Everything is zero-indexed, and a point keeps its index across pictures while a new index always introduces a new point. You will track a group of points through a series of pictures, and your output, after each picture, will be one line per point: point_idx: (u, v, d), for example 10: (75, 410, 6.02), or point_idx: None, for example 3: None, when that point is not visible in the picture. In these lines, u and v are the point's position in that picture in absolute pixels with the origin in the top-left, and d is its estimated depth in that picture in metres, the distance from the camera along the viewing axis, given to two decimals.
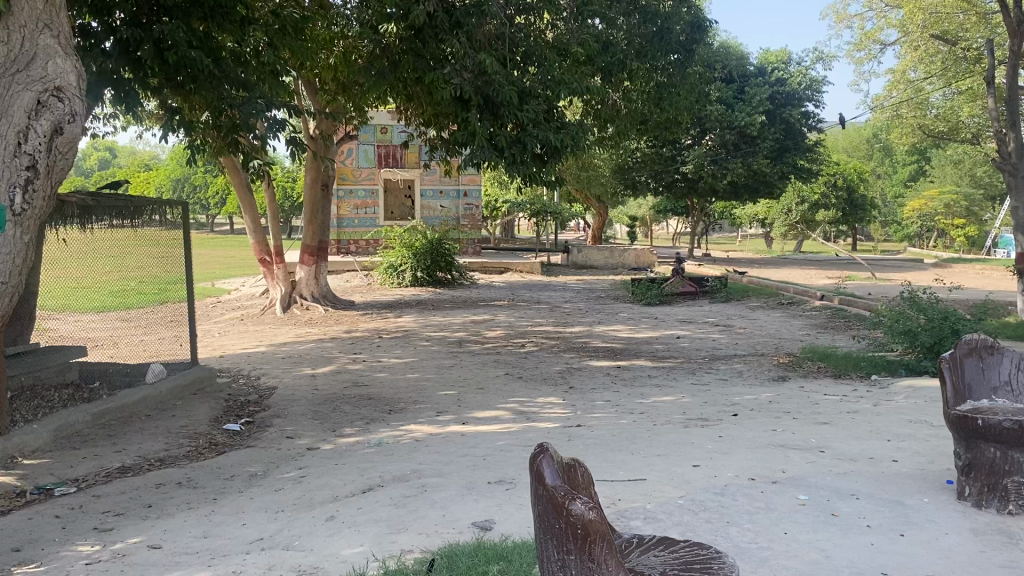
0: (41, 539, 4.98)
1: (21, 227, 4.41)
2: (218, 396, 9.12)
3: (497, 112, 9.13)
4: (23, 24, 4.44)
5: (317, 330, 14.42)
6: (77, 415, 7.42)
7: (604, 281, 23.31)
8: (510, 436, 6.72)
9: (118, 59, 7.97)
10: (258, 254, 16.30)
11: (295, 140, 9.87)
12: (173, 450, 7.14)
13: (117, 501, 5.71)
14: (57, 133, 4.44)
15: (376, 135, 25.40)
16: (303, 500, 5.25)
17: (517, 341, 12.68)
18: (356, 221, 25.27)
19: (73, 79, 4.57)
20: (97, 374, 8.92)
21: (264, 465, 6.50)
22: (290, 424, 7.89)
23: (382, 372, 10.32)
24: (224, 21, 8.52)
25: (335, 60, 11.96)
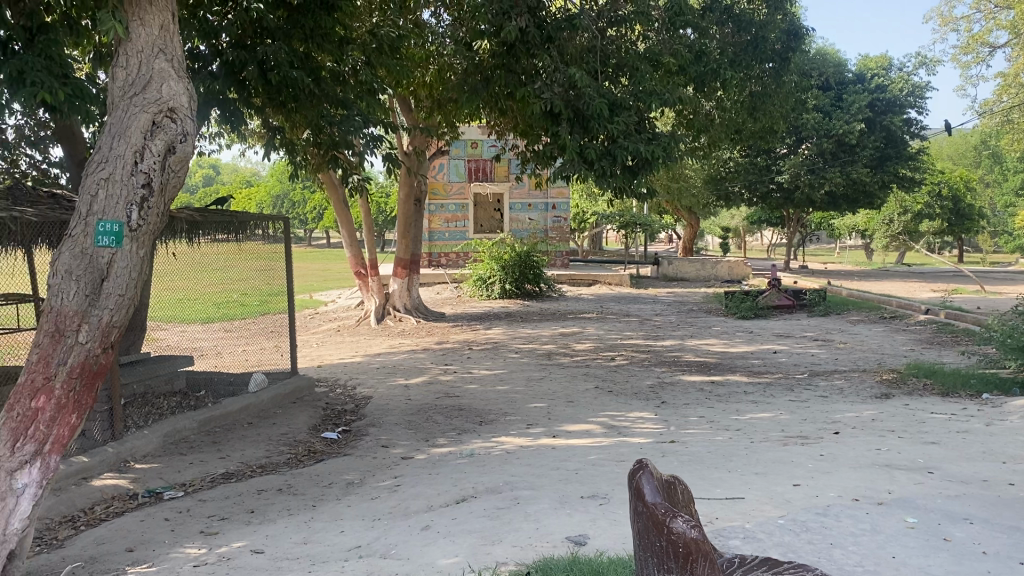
0: (152, 541, 5.20)
1: (136, 242, 4.46)
2: (317, 404, 9.37)
3: (587, 126, 9.11)
4: (140, 50, 4.75)
5: (410, 342, 14.67)
6: (185, 422, 7.74)
7: (695, 294, 23.00)
8: (602, 450, 6.67)
9: (224, 80, 8.28)
10: (353, 266, 16.71)
11: (391, 156, 10.11)
12: (274, 457, 7.36)
13: (222, 506, 5.92)
14: (170, 152, 4.61)
15: (467, 150, 25.69)
16: (398, 509, 5.34)
17: (607, 354, 12.61)
18: (447, 235, 25.69)
19: (186, 101, 4.78)
20: (203, 382, 9.30)
21: (360, 473, 6.65)
22: (385, 433, 8.04)
23: (473, 384, 10.40)
24: (324, 41, 8.84)
25: (430, 78, 12.21)
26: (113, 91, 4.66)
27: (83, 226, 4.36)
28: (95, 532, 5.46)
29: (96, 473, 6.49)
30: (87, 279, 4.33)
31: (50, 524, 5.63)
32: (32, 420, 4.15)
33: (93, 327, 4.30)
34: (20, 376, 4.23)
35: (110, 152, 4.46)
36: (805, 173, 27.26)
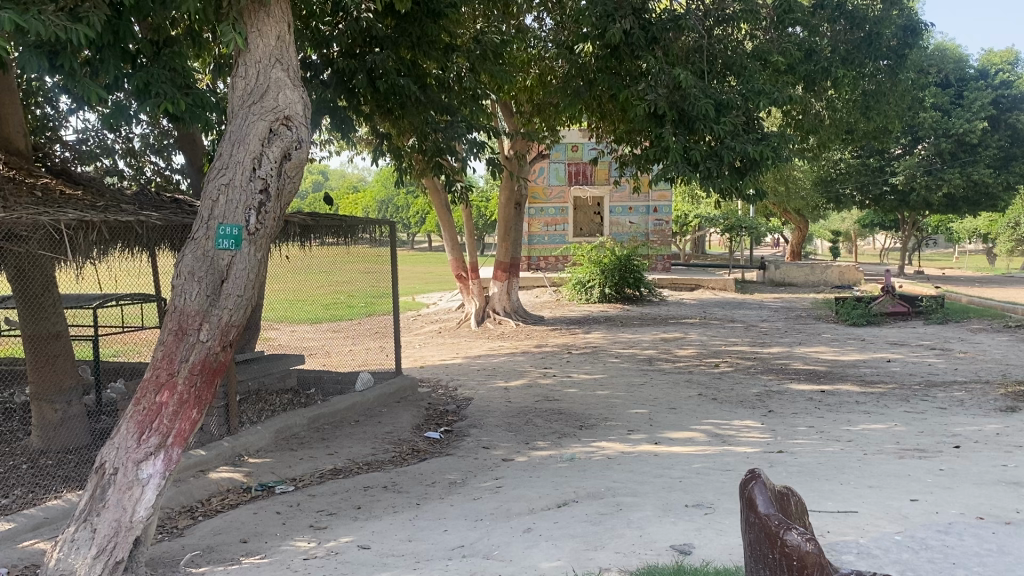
0: (265, 533, 5.40)
1: (254, 245, 4.65)
2: (420, 404, 9.54)
3: (693, 126, 9.01)
4: (258, 60, 4.96)
5: (510, 344, 14.75)
6: (296, 419, 8.01)
7: (803, 299, 22.30)
8: (706, 459, 6.55)
9: (335, 88, 8.67)
10: (454, 269, 16.94)
11: (493, 160, 10.22)
12: (379, 455, 7.54)
13: (330, 501, 6.10)
14: (286, 158, 4.78)
15: (568, 153, 25.64)
16: (501, 510, 5.38)
17: (710, 360, 12.36)
18: (547, 238, 25.72)
19: (301, 109, 4.94)
20: (312, 381, 9.61)
21: (463, 473, 6.73)
22: (486, 434, 8.11)
23: (573, 388, 10.38)
24: (430, 48, 9.04)
25: (532, 81, 12.28)
26: (233, 100, 4.87)
27: (206, 229, 4.58)
28: (212, 522, 5.70)
29: (213, 466, 6.78)
30: (209, 280, 4.53)
31: (171, 514, 5.91)
32: (157, 414, 4.37)
33: (213, 326, 4.50)
34: (146, 372, 4.46)
35: (230, 159, 4.66)
36: (922, 175, 26.07)
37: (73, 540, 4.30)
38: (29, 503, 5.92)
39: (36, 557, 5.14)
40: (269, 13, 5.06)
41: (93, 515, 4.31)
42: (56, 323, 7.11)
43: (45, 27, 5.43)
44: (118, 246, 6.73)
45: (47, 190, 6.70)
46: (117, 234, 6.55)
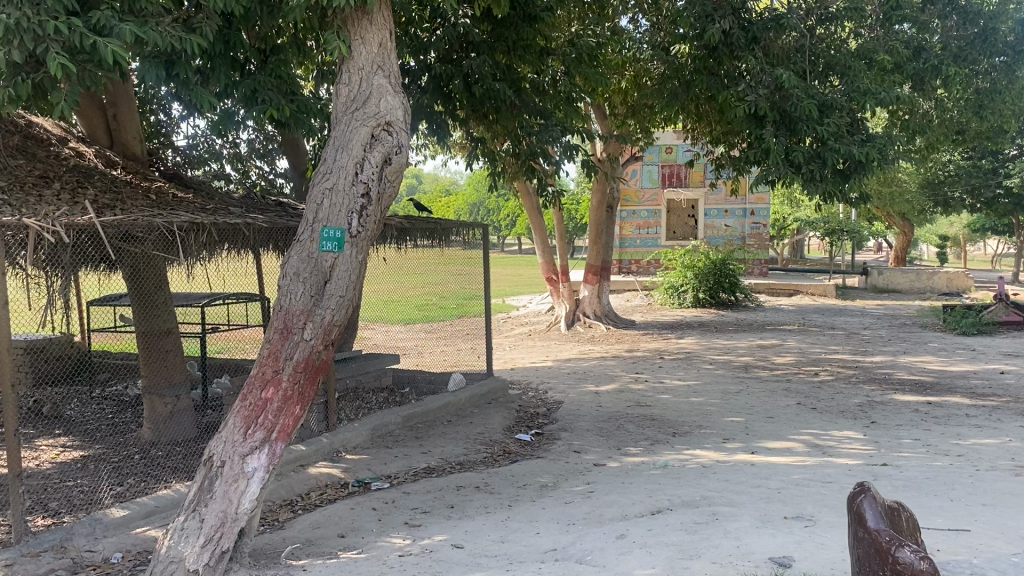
0: (362, 528, 5.53)
1: (355, 247, 4.78)
2: (511, 406, 9.57)
3: (795, 127, 8.79)
4: (361, 67, 5.10)
5: (601, 348, 14.67)
6: (391, 416, 8.16)
7: (908, 306, 21.41)
8: (805, 469, 6.36)
9: (432, 93, 8.83)
10: (545, 272, 16.96)
11: (587, 163, 10.19)
12: (472, 455, 7.61)
13: (425, 500, 6.19)
14: (387, 163, 4.90)
15: (661, 155, 25.43)
16: (594, 515, 5.35)
17: (809, 368, 12.00)
18: (638, 242, 25.43)
19: (401, 115, 5.06)
20: (406, 380, 9.78)
21: (554, 476, 6.73)
22: (577, 438, 8.09)
23: (666, 394, 10.24)
24: (526, 53, 9.13)
25: (626, 83, 12.18)
26: (337, 107, 5.02)
27: (311, 231, 4.73)
28: (311, 516, 5.86)
29: (313, 461, 6.98)
30: (313, 281, 4.68)
31: (273, 507, 6.11)
32: (262, 409, 4.53)
33: (316, 325, 4.65)
34: (252, 368, 4.63)
35: (334, 164, 4.81)
36: None
37: (183, 529, 4.46)
38: (141, 491, 6.22)
39: (147, 543, 5.42)
40: (371, 21, 5.26)
41: (201, 505, 4.48)
42: (167, 320, 7.46)
43: (163, 38, 5.71)
44: (226, 247, 7.00)
45: (161, 193, 7.01)
46: (225, 235, 6.82)
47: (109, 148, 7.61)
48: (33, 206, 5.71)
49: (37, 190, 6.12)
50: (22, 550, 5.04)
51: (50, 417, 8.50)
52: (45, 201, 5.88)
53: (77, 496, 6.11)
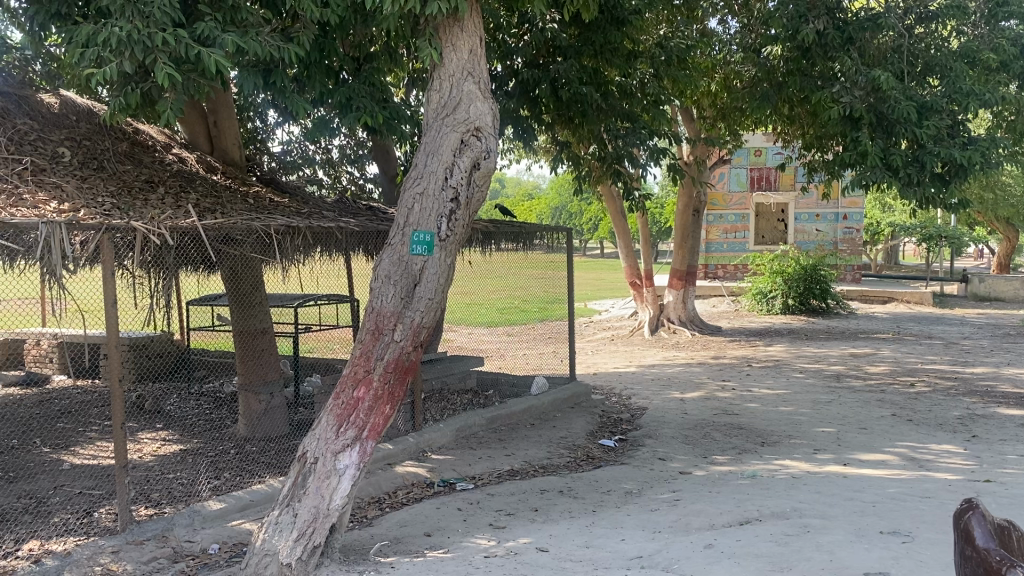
0: (448, 528, 5.61)
1: (445, 251, 4.86)
2: (594, 410, 9.54)
3: (891, 130, 8.51)
4: (452, 73, 5.17)
5: (686, 354, 14.48)
6: (475, 418, 8.24)
7: (1013, 316, 20.42)
8: (902, 483, 6.14)
9: (518, 98, 8.90)
10: (628, 277, 16.78)
11: (673, 167, 10.09)
12: (555, 459, 7.62)
13: (509, 502, 6.22)
14: (475, 168, 4.96)
15: (750, 158, 24.76)
16: (680, 523, 5.29)
17: (905, 379, 11.57)
18: (725, 246, 25.05)
19: (491, 120, 5.11)
20: (490, 383, 9.84)
21: (638, 483, 6.68)
22: (663, 445, 8.01)
23: (753, 402, 10.04)
24: (613, 56, 9.06)
25: (716, 86, 11.95)
26: (428, 112, 5.11)
27: (402, 235, 4.83)
28: (398, 514, 5.96)
29: (399, 460, 7.10)
30: (403, 283, 4.77)
31: (361, 503, 6.24)
32: (354, 408, 4.66)
33: (406, 326, 4.75)
34: (345, 368, 4.76)
35: (425, 169, 4.91)
36: None
37: (277, 523, 4.60)
38: (236, 485, 6.44)
39: (243, 536, 5.63)
40: (462, 28, 5.34)
41: (295, 501, 4.60)
42: (262, 320, 7.71)
43: (262, 48, 5.93)
44: (319, 250, 7.20)
45: (258, 198, 7.25)
46: (318, 238, 7.00)
47: (209, 154, 7.91)
48: (140, 209, 5.99)
49: (143, 194, 6.41)
50: (127, 538, 5.28)
51: (152, 411, 8.89)
52: (151, 204, 6.16)
53: (177, 488, 6.37)
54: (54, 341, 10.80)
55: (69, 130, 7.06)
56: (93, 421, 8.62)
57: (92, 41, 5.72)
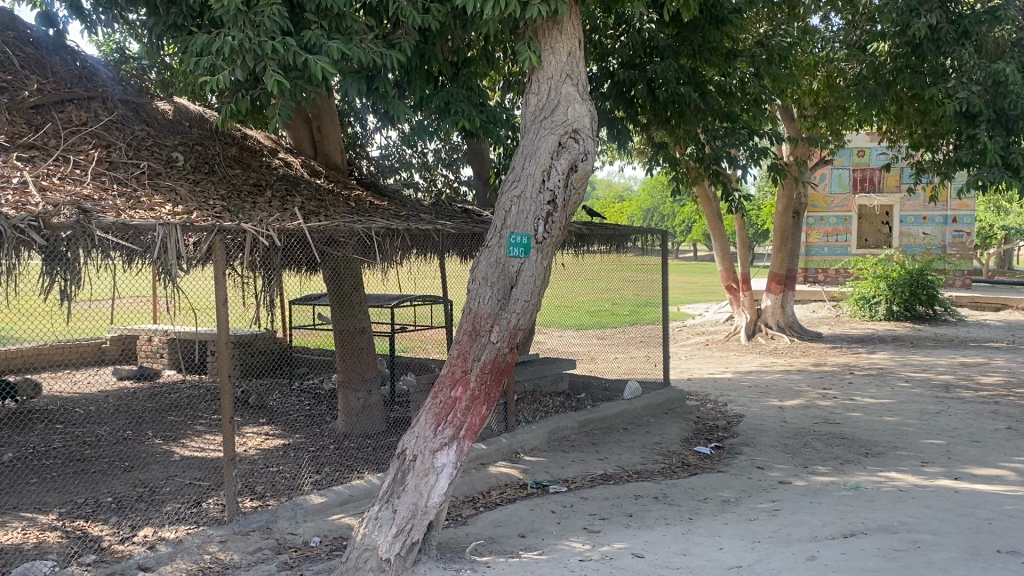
0: (542, 530, 5.62)
1: (542, 253, 4.87)
2: (689, 417, 9.39)
3: (1012, 127, 8.10)
4: (550, 76, 5.19)
5: (785, 361, 14.09)
6: (568, 422, 8.22)
7: None
8: (1019, 501, 5.83)
9: (615, 99, 8.84)
10: (722, 281, 16.28)
11: (773, 168, 9.84)
12: (649, 464, 7.54)
13: (603, 506, 6.19)
14: (573, 170, 4.95)
15: (853, 158, 23.98)
16: (781, 534, 5.16)
17: (1022, 390, 10.97)
18: (826, 250, 24.25)
19: (589, 122, 5.10)
20: (582, 386, 9.80)
21: (736, 492, 6.55)
22: (761, 454, 7.83)
23: (856, 412, 9.70)
24: (712, 55, 8.94)
25: (819, 85, 11.56)
26: (526, 115, 5.14)
27: (499, 238, 4.88)
28: (492, 514, 6.00)
29: (492, 461, 7.15)
30: (500, 285, 4.82)
31: (456, 502, 6.32)
32: (452, 407, 4.72)
33: (503, 328, 4.78)
34: (443, 368, 4.83)
35: (522, 171, 4.94)
36: None
37: (377, 518, 4.69)
38: (336, 480, 6.61)
39: (343, 530, 5.77)
40: (561, 31, 5.36)
41: (394, 497, 4.69)
42: (361, 320, 7.89)
43: (366, 54, 6.09)
44: (417, 252, 7.32)
45: (359, 201, 7.44)
46: (416, 240, 7.13)
47: (313, 158, 8.15)
48: (249, 212, 6.22)
49: (252, 198, 6.65)
50: (234, 528, 5.49)
51: (256, 406, 9.20)
52: (259, 207, 6.40)
53: (280, 481, 6.58)
54: (164, 338, 11.32)
55: (183, 136, 7.38)
56: (201, 414, 8.98)
57: (206, 50, 5.97)
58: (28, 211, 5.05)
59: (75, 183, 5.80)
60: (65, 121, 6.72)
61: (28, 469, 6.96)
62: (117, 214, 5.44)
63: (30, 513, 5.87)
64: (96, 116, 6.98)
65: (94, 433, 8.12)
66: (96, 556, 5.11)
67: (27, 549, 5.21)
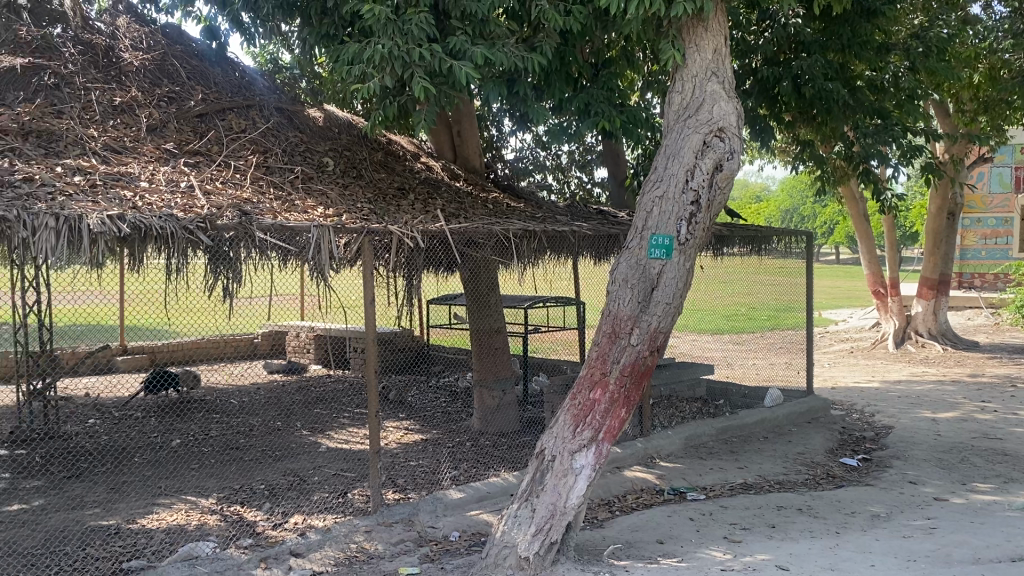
0: (681, 537, 5.52)
1: (684, 255, 4.79)
2: (833, 427, 9.00)
3: None
4: (695, 74, 5.09)
5: (938, 371, 13.30)
6: (705, 428, 8.03)
7: None
8: None
9: (758, 97, 8.58)
10: (870, 285, 15.64)
11: (929, 166, 9.29)
12: (792, 475, 7.28)
13: (744, 516, 6.02)
14: (718, 169, 4.85)
15: (1015, 156, 22.56)
16: (939, 554, 4.87)
17: None
18: (984, 253, 22.74)
19: (735, 120, 4.98)
20: (720, 392, 9.57)
21: (887, 507, 6.23)
22: (913, 468, 7.42)
23: (1020, 427, 9.04)
24: (862, 50, 8.55)
25: (980, 77, 10.84)
26: (669, 115, 5.07)
27: (640, 239, 4.83)
28: (629, 518, 5.95)
29: (628, 465, 7.09)
30: (641, 287, 4.77)
31: (592, 505, 6.31)
32: (591, 409, 4.72)
33: (643, 330, 4.74)
34: (581, 369, 4.83)
35: (665, 171, 4.88)
36: None
37: (516, 516, 4.73)
38: (474, 476, 6.72)
39: (482, 526, 5.86)
40: (706, 28, 5.26)
41: (533, 496, 4.72)
42: (496, 320, 8.00)
43: (508, 58, 6.19)
44: (552, 253, 7.37)
45: (496, 204, 7.55)
46: (552, 242, 7.16)
47: (453, 161, 8.31)
48: (394, 214, 6.42)
49: (395, 201, 6.87)
50: (378, 519, 5.67)
51: (396, 402, 9.49)
52: (403, 210, 6.60)
53: (420, 475, 6.76)
54: (312, 334, 11.88)
55: (332, 142, 7.70)
56: (345, 408, 9.35)
57: (356, 58, 6.21)
58: (196, 213, 5.39)
59: (236, 187, 6.15)
60: (227, 128, 7.15)
61: (190, 455, 7.44)
62: (274, 216, 5.73)
63: (193, 497, 6.27)
64: (253, 123, 7.38)
65: (248, 423, 8.60)
66: (252, 540, 5.39)
67: (190, 530, 5.56)
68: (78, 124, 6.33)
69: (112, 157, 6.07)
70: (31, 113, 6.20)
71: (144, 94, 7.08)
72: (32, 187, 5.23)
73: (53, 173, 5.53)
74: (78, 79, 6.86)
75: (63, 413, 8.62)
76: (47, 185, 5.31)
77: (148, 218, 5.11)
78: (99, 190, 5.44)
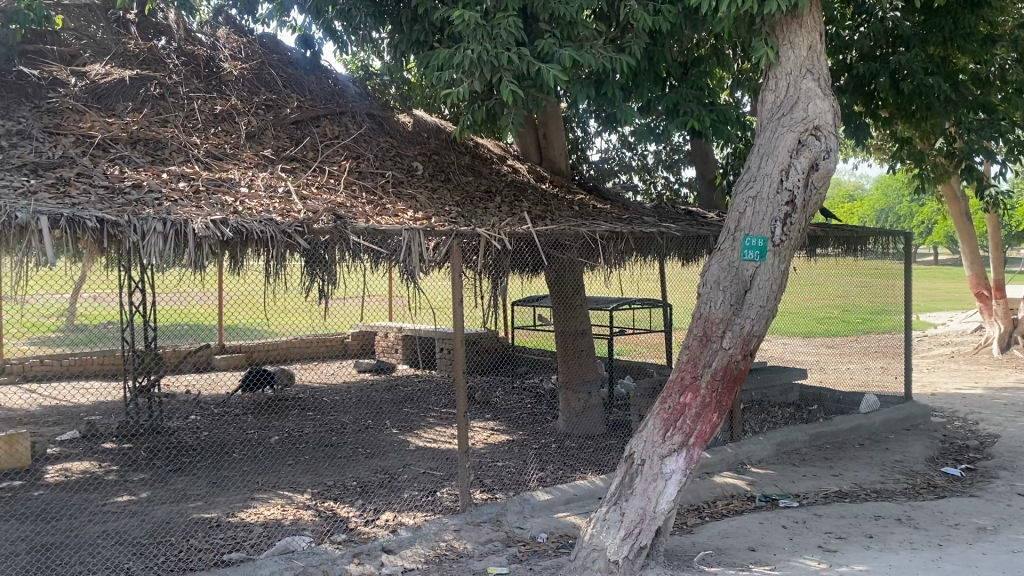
0: (773, 545, 5.41)
1: (778, 256, 4.70)
2: (934, 435, 8.66)
3: None
4: (789, 72, 4.99)
5: None
6: (798, 434, 7.84)
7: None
8: None
9: (853, 94, 8.33)
10: (973, 286, 14.98)
11: None
12: (890, 484, 7.04)
13: (840, 525, 5.86)
14: (813, 169, 4.74)
15: None
16: None
17: None
18: None
19: (831, 118, 4.86)
20: (813, 397, 9.33)
21: (993, 520, 5.96)
22: (1021, 480, 7.08)
23: None
24: (967, 42, 8.20)
25: None
26: (762, 114, 4.99)
27: (732, 240, 4.75)
28: (720, 525, 5.85)
29: (717, 470, 6.98)
30: (733, 290, 4.69)
31: (682, 510, 6.23)
32: (681, 413, 4.67)
33: (735, 334, 4.66)
34: (671, 373, 4.78)
35: (758, 171, 4.79)
36: None
37: (605, 519, 4.71)
38: (561, 478, 6.73)
39: (569, 528, 5.86)
40: (802, 24, 5.14)
41: (622, 500, 4.69)
42: (582, 321, 7.97)
43: (596, 60, 6.18)
44: (640, 255, 7.33)
45: (583, 205, 7.55)
46: (640, 244, 7.12)
47: (540, 163, 8.34)
48: (482, 217, 6.49)
49: (484, 203, 6.94)
50: (467, 518, 5.74)
51: (482, 402, 9.58)
52: (491, 212, 6.67)
53: (508, 476, 6.80)
54: (399, 334, 12.16)
55: (421, 146, 7.83)
56: (433, 408, 9.49)
57: (446, 64, 6.30)
58: (293, 217, 5.57)
59: (331, 191, 6.31)
60: (321, 134, 7.34)
61: (285, 451, 7.68)
62: (366, 220, 5.86)
63: (288, 492, 6.47)
64: (346, 129, 7.56)
65: (340, 421, 8.81)
66: (345, 535, 5.52)
67: (287, 524, 5.74)
68: (182, 132, 6.61)
69: (214, 163, 6.31)
70: (139, 122, 6.51)
71: (244, 102, 7.33)
72: (141, 194, 5.49)
73: (159, 179, 5.79)
74: (182, 89, 7.16)
75: (167, 409, 9.00)
76: (154, 191, 5.55)
77: (249, 223, 5.30)
78: (202, 195, 5.66)
